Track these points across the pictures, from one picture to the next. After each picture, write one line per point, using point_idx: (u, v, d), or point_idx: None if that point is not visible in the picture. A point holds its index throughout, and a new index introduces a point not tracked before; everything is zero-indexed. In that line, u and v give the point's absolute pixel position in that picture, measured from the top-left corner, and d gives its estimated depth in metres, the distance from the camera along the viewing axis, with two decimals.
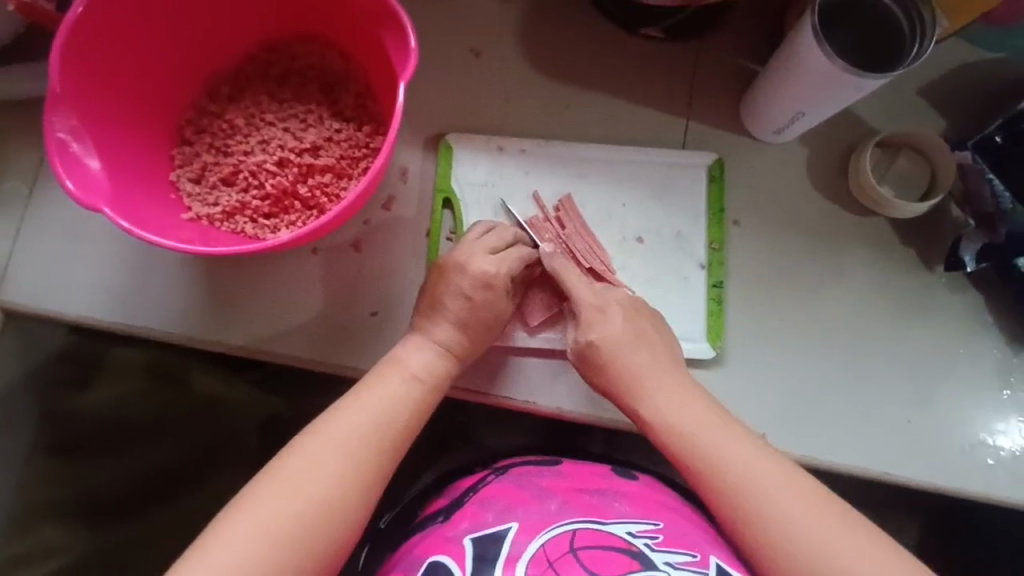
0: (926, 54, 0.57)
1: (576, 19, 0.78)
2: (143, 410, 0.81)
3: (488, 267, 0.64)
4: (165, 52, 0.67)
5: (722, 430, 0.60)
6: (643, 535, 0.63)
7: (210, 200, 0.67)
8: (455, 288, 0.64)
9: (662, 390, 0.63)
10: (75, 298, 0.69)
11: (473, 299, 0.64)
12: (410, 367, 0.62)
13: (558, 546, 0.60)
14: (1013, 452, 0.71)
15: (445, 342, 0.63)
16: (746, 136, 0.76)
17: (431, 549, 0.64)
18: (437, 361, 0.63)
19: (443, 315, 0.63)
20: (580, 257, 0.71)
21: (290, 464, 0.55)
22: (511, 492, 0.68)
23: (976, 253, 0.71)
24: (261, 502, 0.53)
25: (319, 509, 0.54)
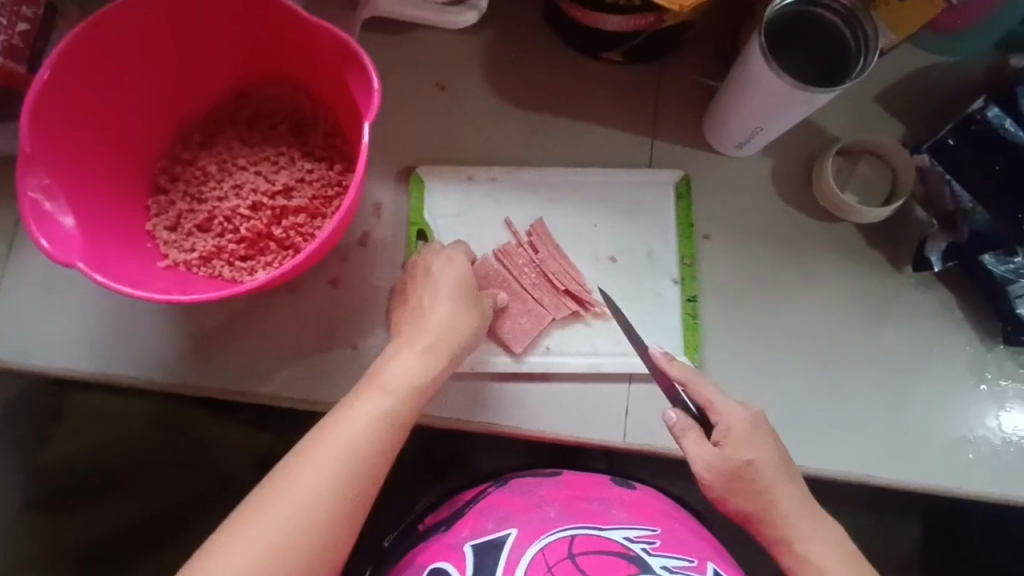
0: (868, 70, 0.58)
1: (538, 48, 0.80)
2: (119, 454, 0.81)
3: (454, 274, 0.67)
4: (136, 106, 0.68)
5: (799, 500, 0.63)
6: (639, 540, 0.66)
7: (186, 247, 0.68)
8: (428, 297, 0.65)
9: (775, 440, 0.64)
10: (57, 352, 0.70)
11: (443, 297, 0.65)
12: (388, 380, 0.59)
13: (555, 552, 0.63)
14: (994, 447, 0.72)
15: (424, 346, 0.62)
16: (711, 152, 0.78)
17: (433, 556, 0.67)
18: (415, 375, 0.60)
19: (420, 317, 0.64)
20: (555, 280, 0.73)
21: (269, 497, 0.52)
22: (512, 498, 0.70)
23: (942, 252, 0.72)
24: (242, 541, 0.50)
25: (301, 542, 0.51)
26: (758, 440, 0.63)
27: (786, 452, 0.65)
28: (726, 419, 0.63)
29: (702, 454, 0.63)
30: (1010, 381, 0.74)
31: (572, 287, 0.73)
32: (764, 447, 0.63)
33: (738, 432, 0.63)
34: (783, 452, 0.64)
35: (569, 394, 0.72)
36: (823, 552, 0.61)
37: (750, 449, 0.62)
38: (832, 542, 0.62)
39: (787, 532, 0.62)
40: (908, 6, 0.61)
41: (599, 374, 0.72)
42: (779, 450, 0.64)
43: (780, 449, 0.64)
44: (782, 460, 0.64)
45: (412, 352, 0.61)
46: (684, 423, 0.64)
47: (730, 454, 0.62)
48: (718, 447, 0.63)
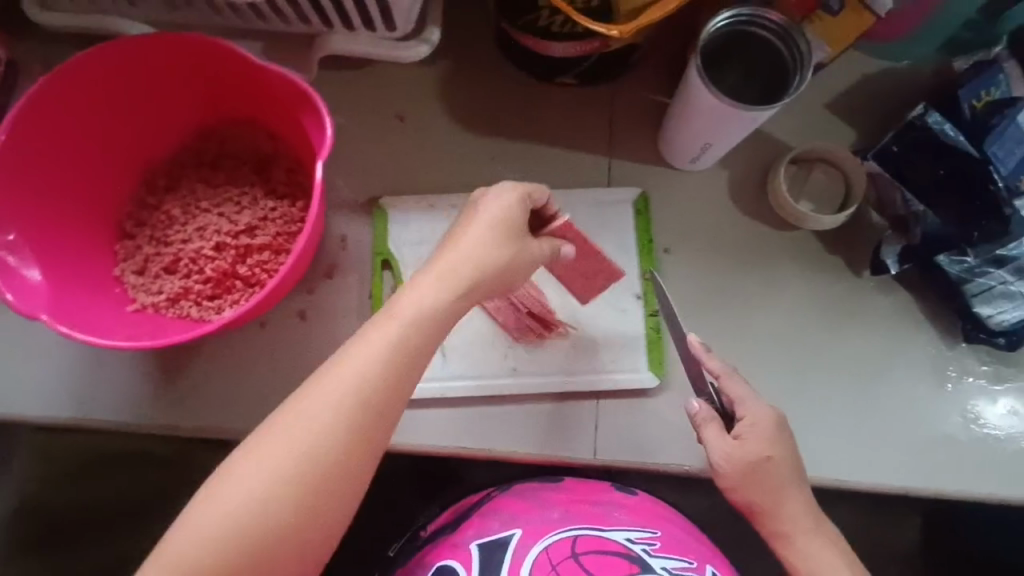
0: (802, 88, 0.60)
1: (495, 75, 0.81)
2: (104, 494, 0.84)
3: (516, 227, 0.58)
4: (99, 155, 0.70)
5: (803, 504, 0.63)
6: (641, 541, 0.67)
7: (154, 289, 0.70)
8: (474, 243, 0.57)
9: (794, 442, 0.65)
10: (32, 400, 0.71)
11: (486, 256, 0.56)
12: (409, 312, 0.54)
13: (559, 551, 0.65)
14: (961, 444, 0.73)
15: (453, 287, 0.56)
16: (667, 167, 0.79)
17: (439, 553, 0.68)
18: (435, 313, 0.55)
19: (455, 256, 0.56)
20: (522, 306, 0.74)
21: (272, 433, 0.51)
22: (517, 500, 0.71)
23: (897, 255, 0.74)
24: (245, 471, 0.50)
25: (304, 478, 0.51)
26: (780, 438, 0.63)
27: (800, 456, 0.65)
28: (747, 415, 0.63)
29: (720, 445, 0.63)
30: (974, 379, 0.75)
31: (539, 311, 0.75)
32: (784, 447, 0.63)
33: (761, 428, 0.63)
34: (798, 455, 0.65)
35: (539, 413, 0.73)
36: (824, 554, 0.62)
37: (772, 447, 0.63)
38: (831, 546, 0.63)
39: (792, 529, 0.63)
40: (840, 19, 0.62)
41: (567, 392, 0.73)
42: (795, 452, 0.65)
43: (797, 452, 0.65)
44: (797, 465, 0.64)
45: (440, 290, 0.55)
46: (706, 416, 0.65)
47: (751, 449, 0.63)
48: (738, 440, 0.63)
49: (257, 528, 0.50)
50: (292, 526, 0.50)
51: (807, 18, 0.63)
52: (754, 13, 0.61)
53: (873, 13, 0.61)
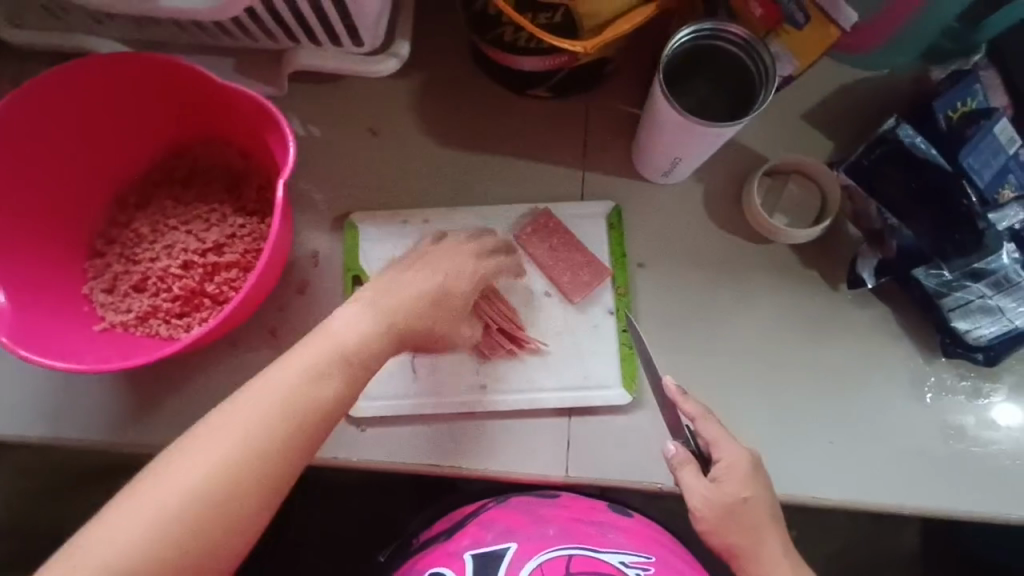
0: (766, 104, 0.59)
1: (468, 88, 0.81)
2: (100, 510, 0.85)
3: (476, 265, 0.68)
4: (68, 173, 0.70)
5: (784, 548, 0.62)
6: (635, 565, 0.68)
7: (122, 307, 0.70)
8: (438, 267, 0.66)
9: (768, 485, 0.64)
10: (3, 419, 0.71)
11: (451, 279, 0.66)
12: (346, 332, 0.59)
13: (553, 568, 0.66)
14: (939, 460, 0.72)
15: (393, 309, 0.62)
16: (641, 179, 0.78)
17: (432, 561, 0.70)
18: (373, 332, 0.60)
19: (419, 276, 0.65)
20: (489, 322, 0.73)
21: (218, 415, 0.53)
22: (514, 513, 0.72)
23: (874, 269, 0.73)
24: (187, 451, 0.51)
25: (241, 467, 0.51)
26: (755, 480, 0.63)
27: (776, 501, 0.64)
28: (725, 456, 0.63)
29: (697, 487, 0.62)
30: (953, 394, 0.74)
31: (509, 328, 0.73)
32: (758, 489, 0.63)
33: (737, 470, 0.62)
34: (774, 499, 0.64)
35: (510, 430, 0.72)
36: None
37: (747, 487, 0.62)
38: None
39: (772, 574, 0.61)
40: (806, 34, 0.61)
41: (538, 409, 0.72)
42: (771, 496, 0.64)
43: (773, 495, 0.64)
44: (773, 510, 0.63)
45: (375, 312, 0.61)
46: (683, 458, 0.63)
47: (727, 490, 0.62)
48: (715, 482, 0.62)
49: (193, 515, 0.50)
50: (224, 519, 0.51)
51: (772, 32, 0.62)
52: (716, 27, 0.60)
53: (837, 27, 0.59)
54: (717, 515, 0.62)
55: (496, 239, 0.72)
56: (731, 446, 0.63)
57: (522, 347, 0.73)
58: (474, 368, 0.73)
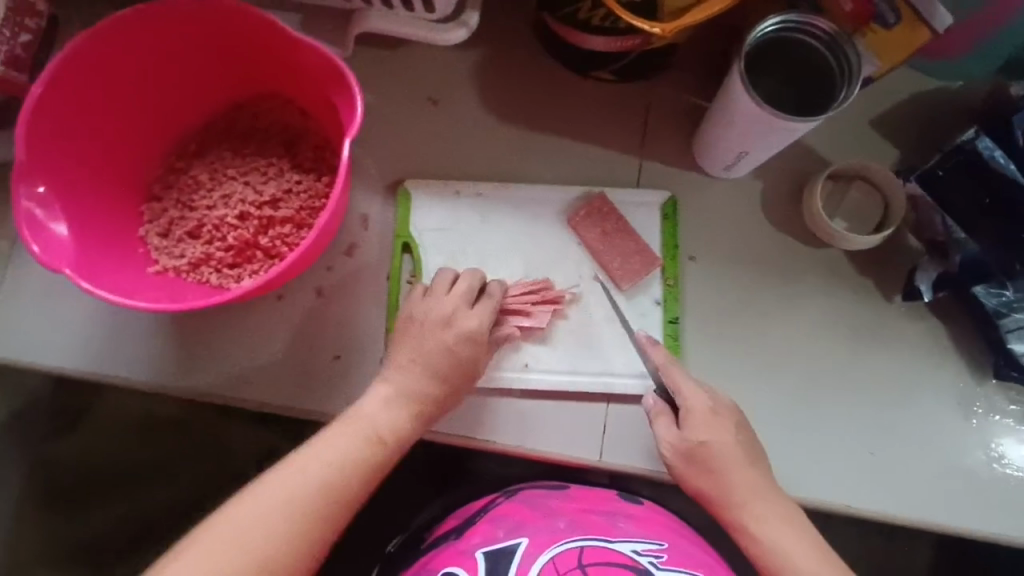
0: (852, 98, 0.58)
1: (532, 65, 0.80)
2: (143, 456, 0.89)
3: (468, 321, 0.65)
4: (132, 116, 0.70)
5: (761, 488, 0.64)
6: (648, 553, 0.65)
7: (176, 253, 0.70)
8: (431, 340, 0.64)
9: (737, 426, 0.66)
10: (52, 351, 0.72)
11: (455, 353, 0.64)
12: (371, 424, 0.62)
13: (565, 561, 0.63)
14: (981, 483, 0.70)
15: (412, 394, 0.63)
16: (700, 172, 0.77)
17: (442, 562, 0.66)
18: (400, 421, 0.63)
19: (422, 364, 0.64)
20: (516, 306, 0.71)
21: (253, 491, 0.56)
22: (523, 508, 0.69)
23: (932, 282, 0.72)
24: (218, 534, 0.54)
25: (254, 560, 0.54)
26: (717, 424, 0.65)
27: (752, 442, 0.66)
28: (686, 404, 0.66)
29: (667, 436, 0.66)
30: (1001, 417, 0.72)
31: (514, 303, 0.71)
32: (723, 432, 0.65)
33: (700, 415, 0.65)
34: (746, 438, 0.66)
35: (547, 411, 0.72)
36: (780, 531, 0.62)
37: (710, 431, 0.65)
38: (791, 524, 0.62)
39: (744, 510, 0.63)
40: (894, 33, 0.59)
41: (577, 392, 0.72)
42: (743, 435, 0.66)
43: (744, 439, 0.65)
44: (745, 448, 0.65)
45: (399, 401, 0.63)
46: (659, 408, 0.67)
47: (689, 435, 0.65)
48: (681, 429, 0.65)
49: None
50: None
51: (858, 30, 0.60)
52: (802, 21, 0.59)
53: (930, 29, 0.57)
54: (683, 459, 0.65)
55: (477, 276, 0.68)
56: (695, 394, 0.66)
57: (555, 307, 0.73)
58: (515, 347, 0.73)
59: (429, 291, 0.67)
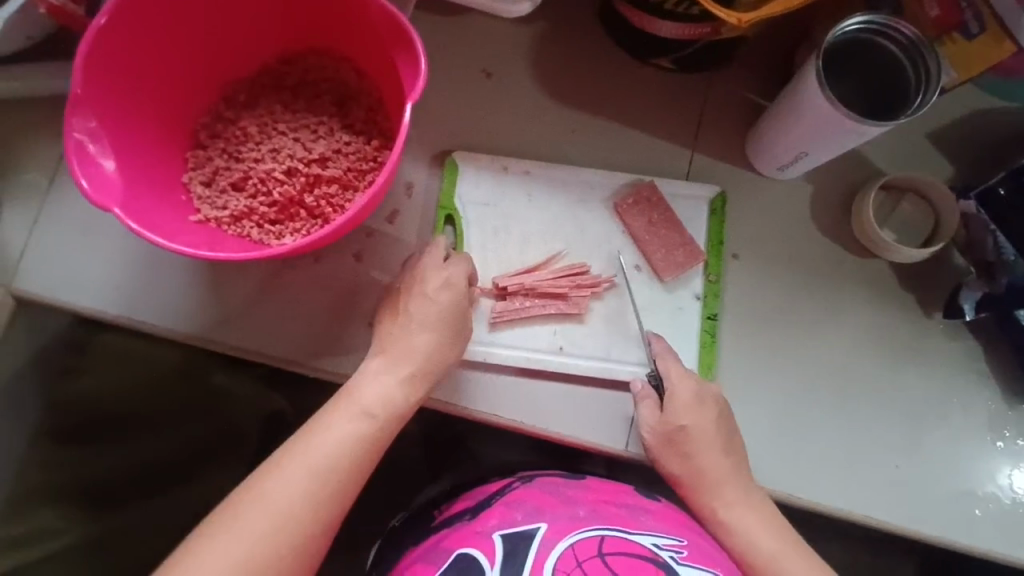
0: (928, 105, 0.60)
1: (590, 46, 0.79)
2: (152, 402, 0.83)
3: (444, 271, 0.65)
4: (186, 60, 0.69)
5: (733, 477, 0.64)
6: (668, 548, 0.60)
7: (219, 204, 0.69)
8: (418, 304, 0.64)
9: (719, 413, 0.66)
10: (84, 291, 0.71)
11: (432, 304, 0.64)
12: (366, 397, 0.60)
13: (586, 549, 0.58)
14: (1003, 506, 0.70)
15: (404, 358, 0.63)
16: (750, 170, 0.77)
17: (459, 542, 0.62)
18: (394, 387, 0.61)
19: (409, 326, 0.64)
20: (549, 288, 0.72)
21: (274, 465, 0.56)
22: (541, 494, 0.65)
23: (976, 302, 0.71)
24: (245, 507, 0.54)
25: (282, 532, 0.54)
26: (700, 409, 0.65)
27: (732, 432, 0.66)
28: (670, 389, 0.66)
29: (648, 419, 0.66)
30: None
31: (549, 287, 0.72)
32: (703, 417, 0.65)
33: (681, 399, 0.66)
34: (726, 425, 0.66)
35: (578, 396, 0.71)
36: (747, 517, 0.63)
37: (688, 415, 0.65)
38: (758, 512, 0.63)
39: (713, 497, 0.64)
40: (975, 45, 0.63)
41: (613, 380, 0.71)
42: (722, 421, 0.66)
43: (724, 427, 0.66)
44: (723, 437, 0.65)
45: (392, 369, 0.62)
46: (645, 392, 0.67)
47: (668, 419, 0.65)
48: (662, 413, 0.66)
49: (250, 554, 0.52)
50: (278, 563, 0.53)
51: (940, 38, 0.64)
52: (886, 24, 0.61)
53: (1014, 43, 0.61)
54: (659, 444, 0.66)
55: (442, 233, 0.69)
56: (681, 382, 0.66)
57: (589, 290, 0.72)
58: (551, 329, 0.72)
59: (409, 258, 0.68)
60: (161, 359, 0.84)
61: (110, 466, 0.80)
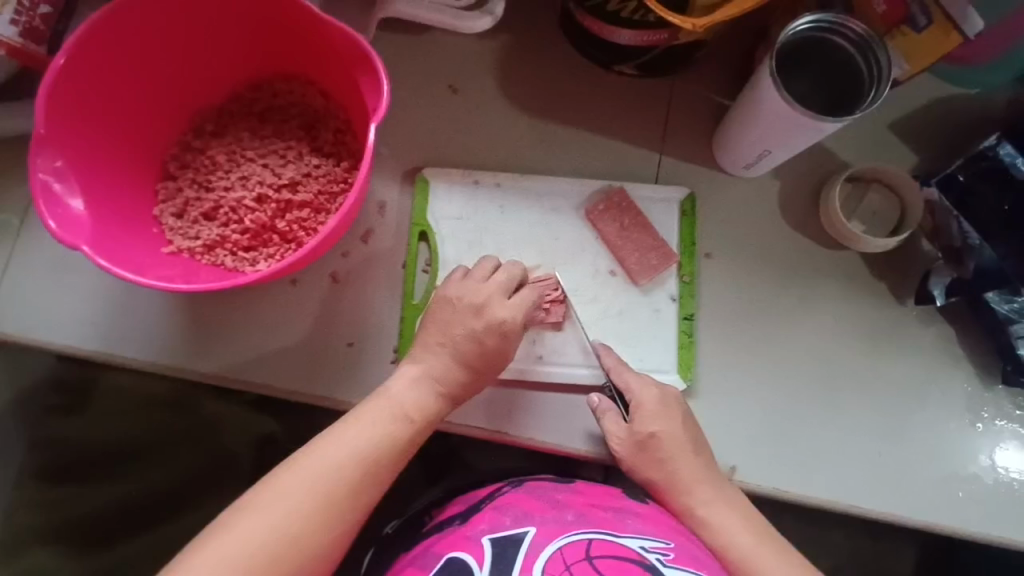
0: (882, 99, 0.61)
1: (553, 55, 0.80)
2: (134, 435, 0.82)
3: (503, 313, 0.64)
4: (150, 94, 0.69)
5: (708, 482, 0.66)
6: (656, 550, 0.59)
7: (191, 234, 0.69)
8: (466, 330, 0.64)
9: (684, 416, 0.68)
10: (60, 329, 0.71)
11: (484, 344, 0.64)
12: (403, 403, 0.62)
13: (574, 552, 0.58)
14: (985, 487, 0.71)
15: (443, 378, 0.63)
16: (718, 170, 0.78)
17: (449, 547, 0.62)
18: (431, 399, 0.63)
19: (448, 350, 0.63)
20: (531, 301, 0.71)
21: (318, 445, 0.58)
22: (528, 498, 0.65)
23: (945, 287, 0.73)
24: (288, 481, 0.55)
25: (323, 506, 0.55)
26: (666, 414, 0.67)
27: (699, 434, 0.68)
28: (636, 400, 0.68)
29: (615, 432, 0.68)
30: (1007, 422, 0.73)
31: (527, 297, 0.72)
32: (670, 422, 0.67)
33: (647, 407, 0.67)
34: (692, 428, 0.68)
35: (560, 402, 0.72)
36: (722, 515, 0.64)
37: (656, 421, 0.67)
38: (733, 509, 0.65)
39: (690, 500, 0.65)
40: (924, 37, 0.64)
41: (591, 385, 0.72)
42: (689, 424, 0.68)
43: (692, 428, 0.68)
44: (691, 440, 0.67)
45: (428, 381, 0.63)
46: (605, 406, 0.69)
47: (638, 428, 0.67)
48: (629, 424, 0.67)
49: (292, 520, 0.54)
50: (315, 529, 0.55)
51: (889, 32, 0.66)
52: (834, 21, 0.62)
53: (960, 34, 0.62)
54: (628, 455, 0.67)
55: (517, 268, 0.68)
56: (648, 400, 0.68)
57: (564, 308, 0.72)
58: (531, 339, 0.72)
59: (469, 276, 0.67)
60: (140, 393, 0.83)
61: (99, 500, 0.79)
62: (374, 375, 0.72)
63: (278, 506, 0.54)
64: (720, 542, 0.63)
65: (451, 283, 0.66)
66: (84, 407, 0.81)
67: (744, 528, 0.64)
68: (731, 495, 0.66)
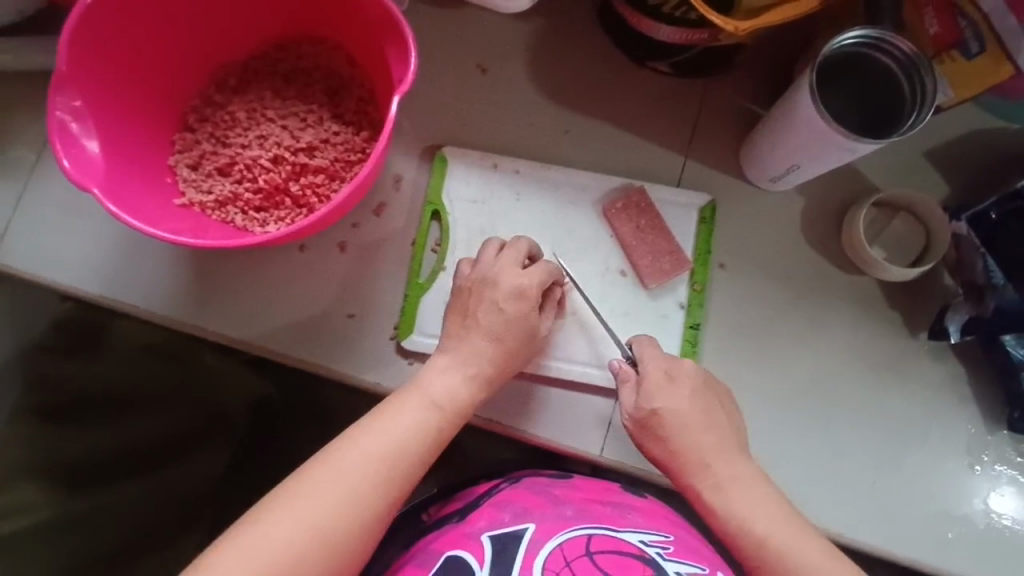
0: (922, 124, 0.59)
1: (587, 43, 0.78)
2: (136, 380, 0.80)
3: (518, 279, 0.64)
4: (176, 42, 0.68)
5: (726, 462, 0.61)
6: (655, 544, 0.60)
7: (204, 187, 0.69)
8: (488, 308, 0.64)
9: (694, 390, 0.64)
10: (66, 269, 0.71)
11: (506, 313, 0.64)
12: (433, 392, 0.62)
13: (574, 548, 0.58)
14: (976, 530, 0.70)
15: (474, 357, 0.63)
16: (743, 180, 0.76)
17: (449, 544, 0.61)
18: (460, 386, 0.63)
19: (477, 329, 0.64)
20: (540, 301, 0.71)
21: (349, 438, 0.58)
22: (528, 494, 0.65)
23: (961, 325, 0.71)
24: (317, 475, 0.56)
25: (350, 497, 0.55)
26: (673, 390, 0.63)
27: (712, 410, 0.63)
28: (644, 370, 0.65)
29: (624, 401, 0.64)
30: (1006, 467, 0.72)
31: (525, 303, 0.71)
32: (676, 399, 0.63)
33: (653, 381, 0.64)
34: (705, 405, 0.63)
35: (554, 396, 0.71)
36: (740, 497, 0.59)
37: (659, 398, 0.63)
38: (753, 493, 0.60)
39: (705, 480, 0.61)
40: (975, 66, 0.63)
41: (589, 384, 0.71)
42: (702, 401, 0.63)
43: (708, 404, 0.63)
44: (701, 416, 0.63)
45: (460, 363, 0.63)
46: (621, 374, 0.66)
47: (641, 403, 0.63)
48: (637, 396, 0.64)
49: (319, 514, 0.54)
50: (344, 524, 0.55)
51: (938, 56, 0.64)
52: (878, 38, 0.60)
53: (1013, 66, 0.61)
54: (637, 435, 0.64)
55: (523, 243, 0.68)
56: (661, 379, 0.64)
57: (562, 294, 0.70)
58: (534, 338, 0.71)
59: (479, 261, 0.67)
60: (138, 340, 0.82)
61: (82, 445, 0.76)
62: (373, 350, 0.72)
63: (304, 498, 0.55)
64: (737, 526, 0.58)
65: (466, 271, 0.67)
66: (82, 350, 0.80)
67: (764, 514, 0.58)
68: (754, 479, 0.61)
